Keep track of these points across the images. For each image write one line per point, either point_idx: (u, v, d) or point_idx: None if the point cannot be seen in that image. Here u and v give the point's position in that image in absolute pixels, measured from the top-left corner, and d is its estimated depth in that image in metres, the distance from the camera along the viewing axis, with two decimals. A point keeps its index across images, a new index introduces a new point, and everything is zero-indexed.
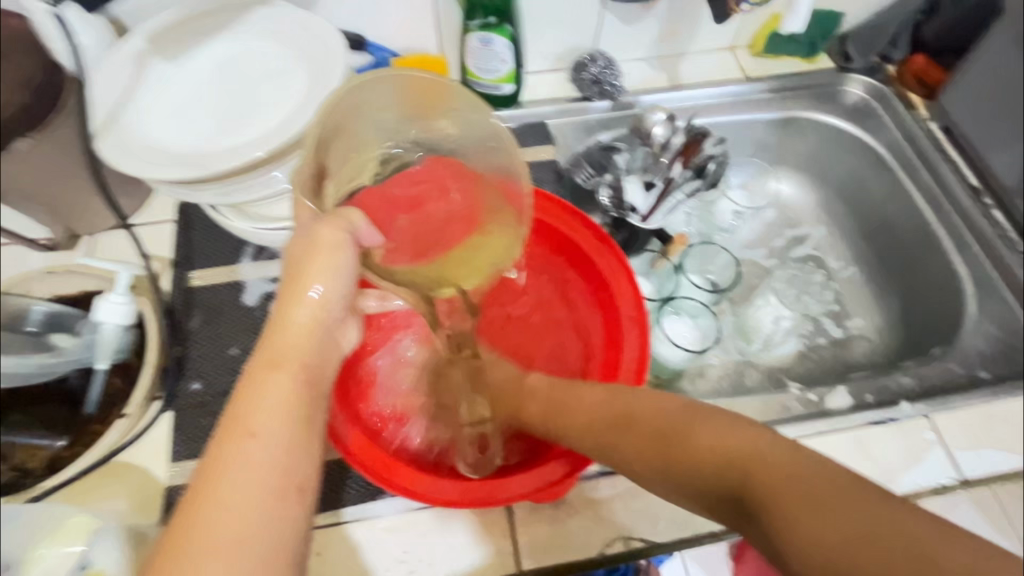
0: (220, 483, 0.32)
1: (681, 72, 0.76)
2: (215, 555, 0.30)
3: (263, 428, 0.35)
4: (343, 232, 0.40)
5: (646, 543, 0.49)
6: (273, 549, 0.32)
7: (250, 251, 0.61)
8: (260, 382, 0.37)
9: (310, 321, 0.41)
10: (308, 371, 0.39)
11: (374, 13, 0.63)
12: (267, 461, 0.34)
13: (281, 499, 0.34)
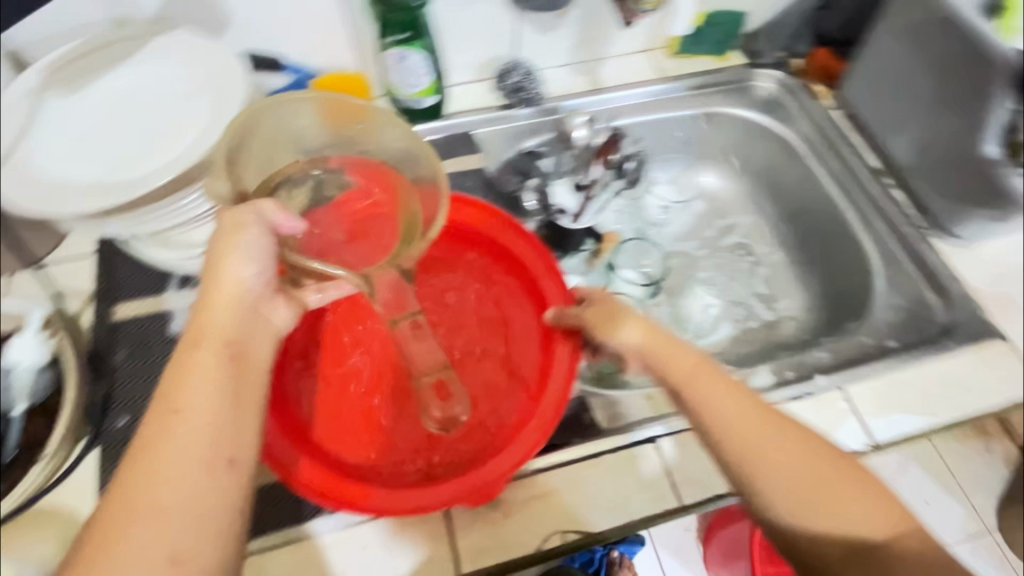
0: (149, 455, 0.36)
1: (601, 75, 0.79)
2: (145, 518, 0.34)
3: (186, 405, 0.37)
4: (248, 214, 0.40)
5: (582, 534, 0.51)
6: (207, 515, 0.35)
7: (176, 279, 0.60)
8: (191, 361, 0.39)
9: (232, 300, 0.41)
10: (234, 345, 0.40)
11: (287, 34, 0.63)
12: (193, 435, 0.36)
13: (210, 467, 0.36)
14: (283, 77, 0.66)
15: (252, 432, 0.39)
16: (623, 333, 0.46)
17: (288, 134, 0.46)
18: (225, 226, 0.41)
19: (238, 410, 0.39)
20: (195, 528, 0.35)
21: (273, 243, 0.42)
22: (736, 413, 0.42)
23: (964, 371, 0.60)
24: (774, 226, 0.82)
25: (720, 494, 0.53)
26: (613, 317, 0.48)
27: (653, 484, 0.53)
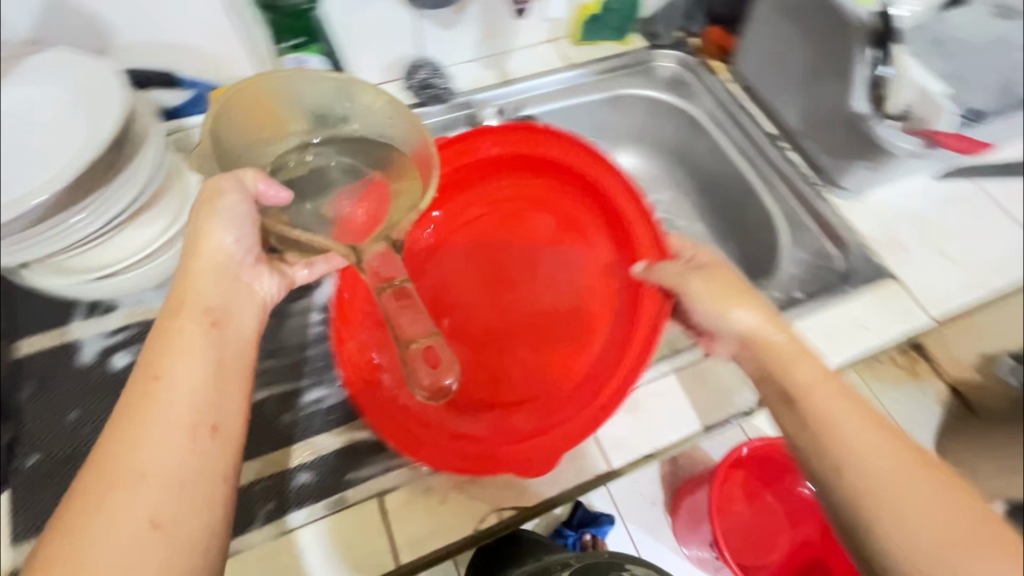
0: (132, 425, 0.38)
1: (509, 68, 0.81)
2: (127, 484, 0.37)
3: (167, 372, 0.40)
4: (229, 182, 0.44)
5: (517, 510, 0.52)
6: (192, 476, 0.38)
7: (82, 308, 0.59)
8: (173, 329, 0.42)
9: (216, 268, 0.45)
10: (213, 312, 0.44)
11: (177, 50, 0.62)
12: (177, 400, 0.39)
13: (194, 434, 0.39)
14: (183, 91, 0.66)
15: (235, 399, 0.42)
16: (736, 317, 0.50)
17: (266, 120, 0.50)
18: (206, 196, 0.44)
19: (223, 377, 0.42)
20: (177, 490, 0.37)
21: (254, 214, 0.45)
22: (854, 429, 0.45)
23: (862, 312, 0.65)
24: (690, 198, 0.85)
25: (649, 453, 0.56)
26: (720, 295, 0.50)
27: (582, 454, 0.55)
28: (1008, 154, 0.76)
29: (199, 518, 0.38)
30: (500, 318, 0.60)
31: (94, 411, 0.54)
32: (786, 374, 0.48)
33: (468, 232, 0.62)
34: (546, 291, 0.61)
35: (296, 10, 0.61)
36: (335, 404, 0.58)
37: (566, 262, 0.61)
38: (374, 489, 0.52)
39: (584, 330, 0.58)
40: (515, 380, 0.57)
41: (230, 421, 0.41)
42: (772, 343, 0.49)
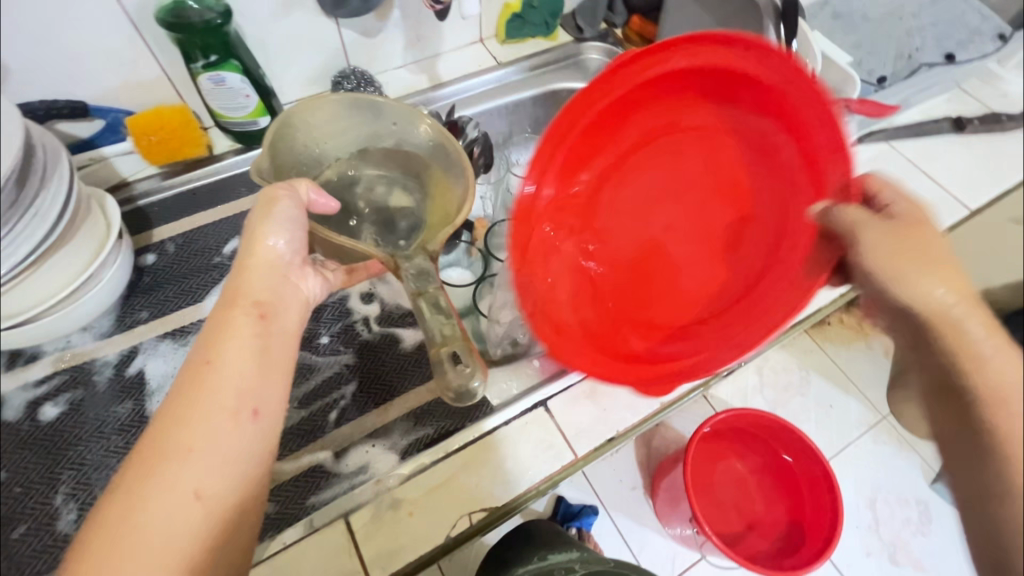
0: (184, 400, 0.42)
1: (439, 71, 0.81)
2: (179, 456, 0.40)
3: (218, 357, 0.44)
4: (282, 190, 0.47)
5: (489, 510, 0.52)
6: (233, 457, 0.42)
7: (4, 359, 0.56)
8: (225, 319, 0.46)
9: (269, 267, 0.48)
10: (261, 305, 0.47)
11: (80, 78, 0.59)
12: (228, 383, 0.43)
13: (236, 417, 0.43)
14: (94, 121, 0.63)
15: (275, 383, 0.46)
16: (937, 291, 0.39)
17: (317, 137, 0.55)
18: (262, 202, 0.46)
19: (266, 366, 0.45)
20: (222, 467, 0.41)
21: (304, 221, 0.48)
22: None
23: None
24: None
25: (612, 438, 0.56)
26: (905, 256, 0.40)
27: (548, 446, 0.55)
28: (914, 116, 0.81)
29: (240, 490, 0.42)
30: (664, 252, 0.54)
31: (23, 469, 0.51)
32: (977, 373, 0.38)
33: (634, 159, 0.53)
34: (715, 225, 0.53)
35: (206, 25, 0.57)
36: (292, 428, 0.55)
37: (736, 193, 0.52)
38: (339, 510, 0.50)
39: (752, 268, 0.51)
40: (671, 317, 0.52)
41: (269, 408, 0.45)
42: (952, 324, 0.39)
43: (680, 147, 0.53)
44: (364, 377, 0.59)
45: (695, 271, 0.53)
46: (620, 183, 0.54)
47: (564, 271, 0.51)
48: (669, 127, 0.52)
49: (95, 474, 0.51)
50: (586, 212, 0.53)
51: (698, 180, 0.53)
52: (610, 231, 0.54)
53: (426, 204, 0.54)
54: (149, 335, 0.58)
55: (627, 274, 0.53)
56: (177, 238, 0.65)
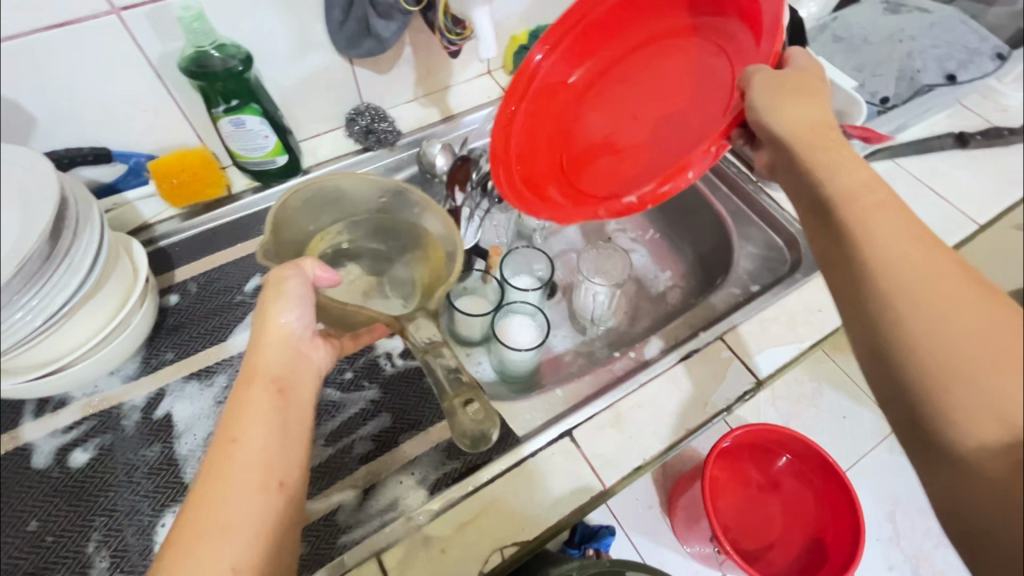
0: (213, 477, 0.43)
1: (450, 103, 0.83)
2: (214, 532, 0.40)
3: (241, 434, 0.44)
4: (290, 269, 0.49)
5: (520, 544, 0.51)
6: (263, 529, 0.42)
7: (32, 406, 0.56)
8: (244, 398, 0.47)
9: (283, 345, 0.50)
10: (279, 380, 0.48)
11: (105, 124, 0.60)
12: (251, 458, 0.44)
13: (264, 489, 0.43)
14: (116, 166, 0.64)
15: (298, 450, 0.46)
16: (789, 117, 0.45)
17: (312, 216, 0.57)
18: (272, 282, 0.48)
19: (287, 438, 0.46)
20: (253, 541, 0.41)
21: (309, 295, 0.50)
22: (905, 243, 0.36)
23: (815, 296, 0.67)
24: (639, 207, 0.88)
25: (636, 468, 0.56)
26: (789, 94, 0.46)
27: (576, 475, 0.55)
28: (917, 134, 0.82)
29: (273, 559, 0.42)
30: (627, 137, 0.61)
31: (54, 516, 0.51)
32: (827, 180, 0.41)
33: (641, 56, 0.62)
34: (681, 113, 0.60)
35: (229, 72, 0.59)
36: (316, 466, 0.55)
37: (701, 92, 0.59)
38: (370, 549, 0.50)
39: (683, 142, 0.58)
40: (610, 181, 0.60)
41: (294, 478, 0.45)
42: (819, 149, 0.43)
43: (668, 57, 0.61)
44: (389, 413, 0.59)
45: (656, 142, 0.60)
46: (611, 89, 0.62)
47: (556, 144, 0.63)
48: (660, 39, 0.61)
49: (126, 519, 0.51)
50: (584, 98, 0.63)
51: (676, 80, 0.61)
52: (603, 123, 0.63)
53: (415, 281, 0.56)
54: (175, 376, 0.59)
55: (594, 152, 0.62)
56: (199, 277, 0.66)
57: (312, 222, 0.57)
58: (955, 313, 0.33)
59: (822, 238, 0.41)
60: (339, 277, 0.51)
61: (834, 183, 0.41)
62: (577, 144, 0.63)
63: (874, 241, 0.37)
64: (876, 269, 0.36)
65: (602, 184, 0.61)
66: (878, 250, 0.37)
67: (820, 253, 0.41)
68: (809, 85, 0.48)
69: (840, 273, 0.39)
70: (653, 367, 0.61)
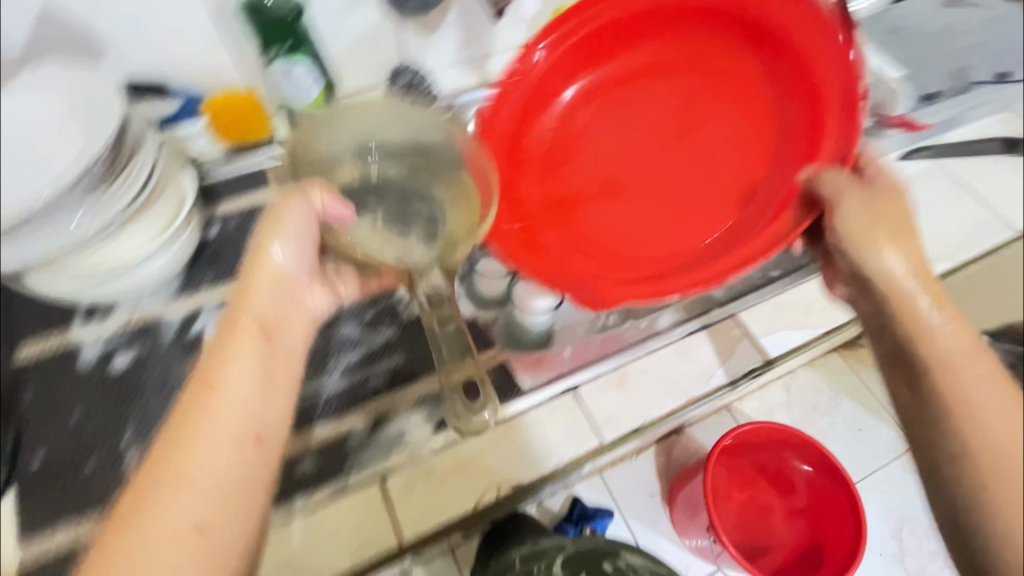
0: (188, 432, 0.39)
1: (490, 70, 0.84)
2: (183, 487, 0.37)
3: (221, 382, 0.41)
4: (302, 199, 0.43)
5: (515, 487, 0.55)
6: (238, 492, 0.39)
7: (82, 311, 0.61)
8: (230, 338, 0.42)
9: (273, 282, 0.45)
10: (268, 325, 0.44)
11: (163, 58, 0.64)
12: (228, 410, 0.40)
13: (239, 446, 0.40)
14: (171, 101, 0.68)
15: (280, 410, 0.42)
16: (888, 261, 0.43)
17: (338, 138, 0.50)
18: (272, 209, 0.44)
19: (270, 389, 0.42)
20: (222, 501, 0.38)
21: (316, 225, 0.44)
22: (1006, 416, 0.38)
23: None
24: None
25: (627, 432, 0.58)
26: (872, 220, 0.44)
27: (577, 428, 0.58)
28: None
29: (245, 523, 0.39)
30: (646, 210, 0.55)
31: (96, 412, 0.56)
32: (921, 333, 0.41)
33: (614, 92, 0.58)
34: (685, 158, 0.56)
35: (280, 20, 0.63)
36: (334, 394, 0.59)
37: (720, 134, 0.56)
38: (377, 474, 0.55)
39: (705, 198, 0.55)
40: (634, 242, 0.54)
41: (273, 433, 0.42)
42: (910, 303, 0.42)
43: (642, 92, 0.58)
44: (405, 352, 0.62)
45: (663, 193, 0.56)
46: (587, 135, 0.58)
47: (542, 205, 0.55)
48: (622, 69, 0.58)
49: (160, 422, 0.56)
50: (566, 141, 0.57)
51: (647, 116, 0.58)
52: (589, 172, 0.57)
53: (453, 213, 0.47)
54: (211, 300, 0.63)
55: (586, 212, 0.55)
56: (239, 214, 0.70)
57: (337, 141, 0.50)
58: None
59: (904, 373, 0.42)
60: (351, 211, 0.45)
61: (945, 338, 0.40)
62: (551, 205, 0.55)
63: (983, 411, 0.38)
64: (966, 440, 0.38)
65: (620, 250, 0.54)
66: (978, 425, 0.38)
67: (900, 385, 0.43)
68: (891, 206, 0.45)
69: (924, 416, 0.41)
70: (664, 335, 0.63)
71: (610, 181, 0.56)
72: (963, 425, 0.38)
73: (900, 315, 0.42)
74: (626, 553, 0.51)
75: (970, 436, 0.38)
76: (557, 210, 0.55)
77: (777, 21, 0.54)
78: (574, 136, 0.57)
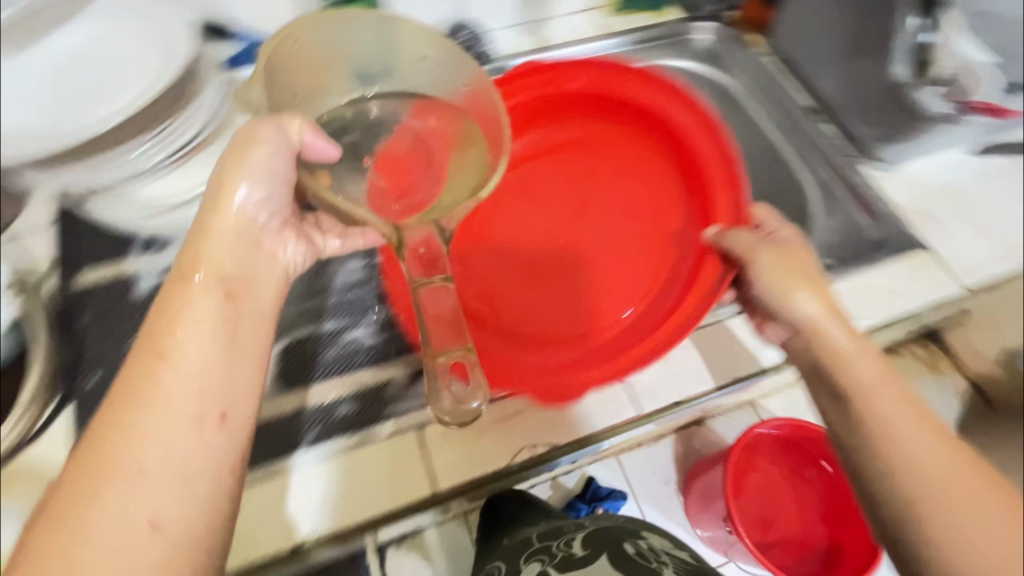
0: (135, 416, 0.41)
1: (547, 33, 0.80)
2: (137, 473, 0.39)
3: (173, 354, 0.43)
4: (275, 132, 0.46)
5: (549, 447, 0.57)
6: (198, 473, 0.41)
7: (141, 242, 0.61)
8: (185, 299, 0.45)
9: (235, 233, 0.48)
10: (229, 284, 0.47)
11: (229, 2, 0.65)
12: (179, 387, 0.42)
13: (198, 423, 0.42)
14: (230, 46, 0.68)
15: (241, 388, 0.45)
16: (802, 301, 0.51)
17: (316, 66, 0.53)
18: (240, 140, 0.46)
19: (231, 358, 0.45)
20: (179, 485, 0.40)
21: (294, 164, 0.47)
22: (923, 436, 0.46)
23: (889, 278, 0.66)
24: None
25: (643, 415, 0.58)
26: (786, 271, 0.52)
27: (615, 396, 0.59)
28: None
29: (209, 501, 0.41)
30: (576, 286, 0.63)
31: None
32: (846, 368, 0.49)
33: (540, 168, 0.68)
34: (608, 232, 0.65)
35: None
36: (374, 345, 0.61)
37: (627, 212, 0.66)
38: (416, 423, 0.57)
39: (626, 271, 0.63)
40: (570, 317, 0.61)
41: (237, 408, 0.44)
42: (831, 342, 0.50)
43: (557, 170, 0.67)
44: None
45: (597, 266, 0.63)
46: (512, 211, 0.66)
47: (480, 288, 0.62)
48: (538, 153, 0.68)
49: None
50: (486, 217, 0.65)
51: (572, 191, 0.67)
52: (525, 252, 0.64)
53: (437, 176, 0.54)
54: None
55: (520, 293, 0.62)
56: None
57: (327, 71, 0.54)
58: (960, 509, 0.43)
59: (839, 409, 0.49)
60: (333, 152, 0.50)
61: (863, 371, 0.48)
62: (489, 286, 0.62)
63: (905, 436, 0.46)
64: (899, 462, 0.45)
65: (556, 326, 0.61)
66: (905, 448, 0.45)
67: (833, 419, 0.50)
68: (794, 257, 0.54)
69: (861, 445, 0.47)
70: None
71: (542, 261, 0.64)
72: (895, 450, 0.45)
73: (824, 354, 0.50)
74: (647, 535, 0.51)
75: (899, 459, 0.45)
76: (495, 289, 0.62)
77: (661, 104, 0.65)
78: (488, 224, 0.65)
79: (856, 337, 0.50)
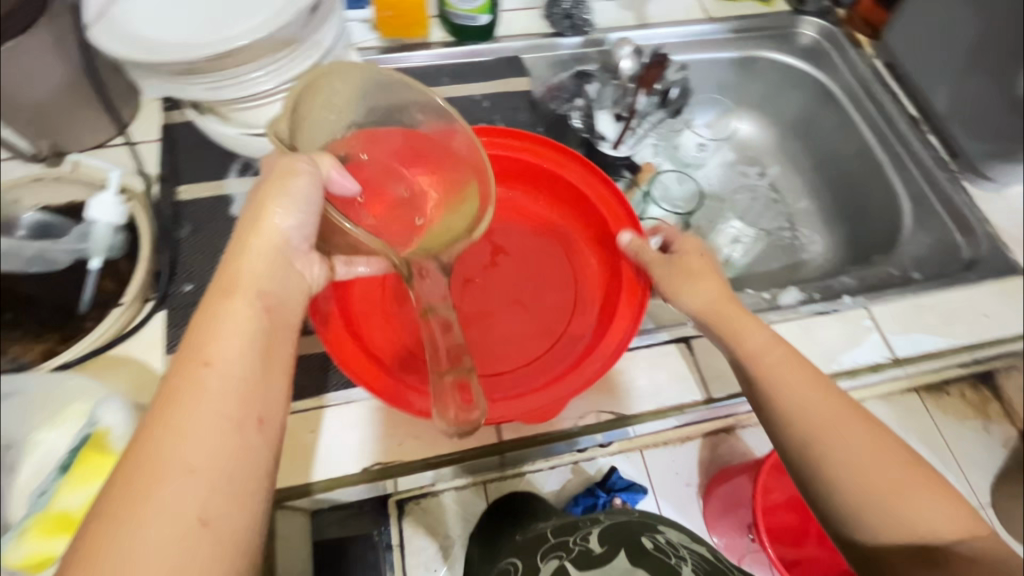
0: (168, 421, 0.34)
1: (648, 12, 0.80)
2: (178, 477, 0.33)
3: (218, 358, 0.36)
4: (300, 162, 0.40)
5: (616, 414, 0.58)
6: (245, 478, 0.35)
7: (238, 167, 0.66)
8: (220, 312, 0.38)
9: (271, 249, 0.41)
10: (268, 298, 0.40)
11: None
12: (222, 389, 0.36)
13: (241, 428, 0.36)
14: None
15: (281, 390, 0.38)
16: (690, 295, 0.50)
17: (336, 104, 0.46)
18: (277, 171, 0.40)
19: (270, 365, 0.38)
20: (225, 488, 0.34)
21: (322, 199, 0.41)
22: (801, 390, 0.45)
23: (983, 300, 0.63)
24: (805, 173, 0.84)
25: (669, 407, 0.59)
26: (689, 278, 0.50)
27: (684, 376, 0.60)
28: None
29: (250, 513, 0.34)
30: (526, 321, 0.57)
31: None
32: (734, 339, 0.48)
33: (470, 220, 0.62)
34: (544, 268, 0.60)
35: None
36: None
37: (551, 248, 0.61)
38: None
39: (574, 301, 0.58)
40: (523, 352, 0.56)
41: (275, 412, 0.38)
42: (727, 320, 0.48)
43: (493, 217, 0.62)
44: None
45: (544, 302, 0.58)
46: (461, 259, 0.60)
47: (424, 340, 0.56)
48: None
49: None
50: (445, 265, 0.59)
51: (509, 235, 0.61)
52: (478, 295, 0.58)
53: (431, 213, 0.49)
54: None
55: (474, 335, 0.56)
56: None
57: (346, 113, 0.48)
58: (846, 452, 0.42)
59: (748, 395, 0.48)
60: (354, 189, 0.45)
61: (753, 343, 0.47)
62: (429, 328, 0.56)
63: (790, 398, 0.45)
64: (792, 428, 0.44)
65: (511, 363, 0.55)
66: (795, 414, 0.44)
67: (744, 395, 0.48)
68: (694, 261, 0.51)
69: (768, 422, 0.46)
70: None
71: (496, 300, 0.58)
72: (785, 416, 0.45)
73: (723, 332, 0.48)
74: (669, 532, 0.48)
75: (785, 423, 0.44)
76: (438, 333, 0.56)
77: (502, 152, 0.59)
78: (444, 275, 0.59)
79: (741, 311, 0.49)
